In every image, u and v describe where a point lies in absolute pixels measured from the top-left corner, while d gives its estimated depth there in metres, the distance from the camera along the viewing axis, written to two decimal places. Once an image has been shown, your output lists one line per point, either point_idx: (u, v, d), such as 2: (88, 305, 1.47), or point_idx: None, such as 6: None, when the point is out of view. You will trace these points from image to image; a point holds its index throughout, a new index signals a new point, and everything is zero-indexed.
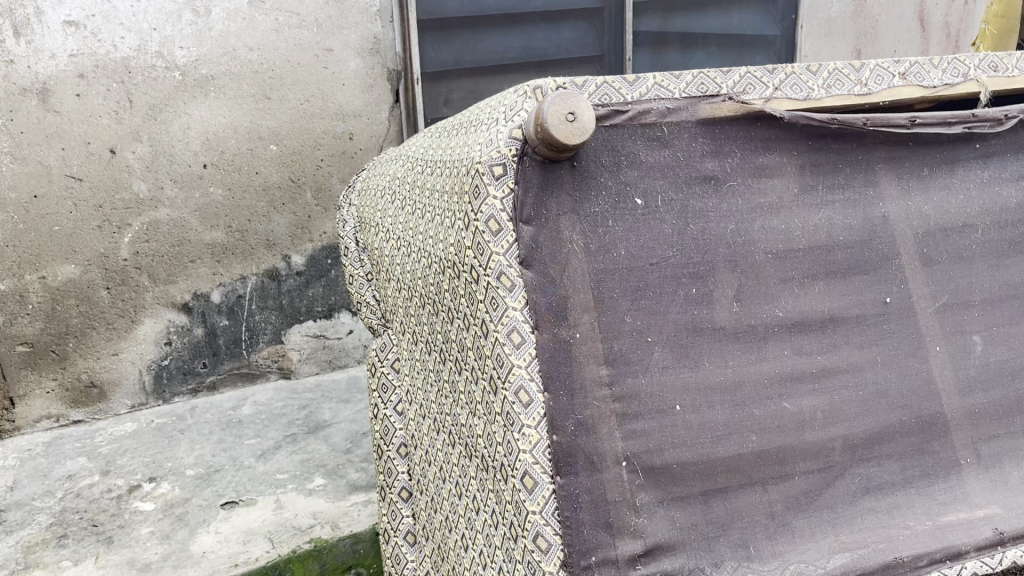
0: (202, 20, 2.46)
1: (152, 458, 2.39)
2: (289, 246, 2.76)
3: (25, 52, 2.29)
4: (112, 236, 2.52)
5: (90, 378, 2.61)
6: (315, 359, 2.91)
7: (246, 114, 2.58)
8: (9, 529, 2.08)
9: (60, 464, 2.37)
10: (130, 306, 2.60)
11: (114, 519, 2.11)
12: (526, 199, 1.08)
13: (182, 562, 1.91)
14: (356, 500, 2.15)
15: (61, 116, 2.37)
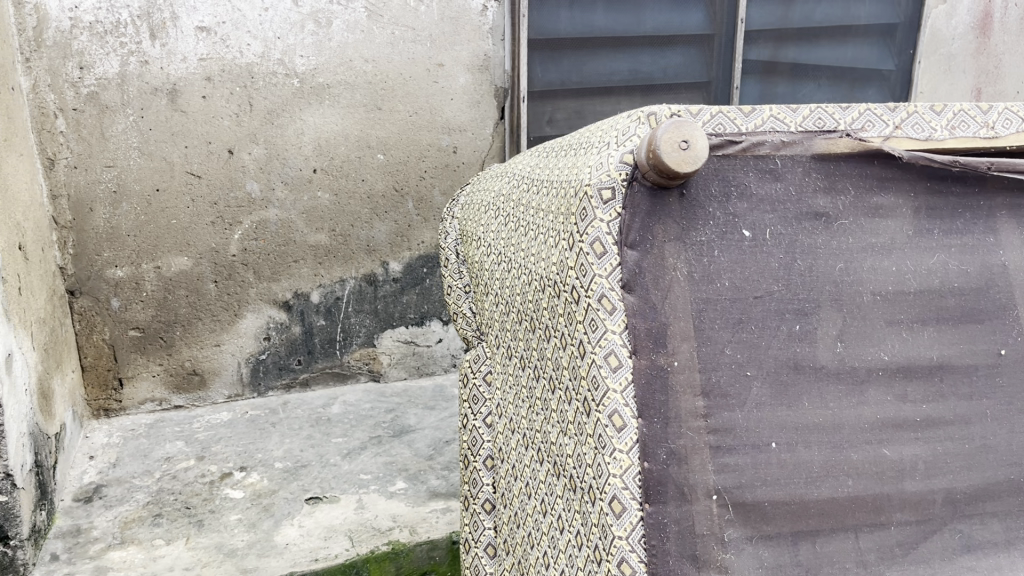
0: (323, 30, 2.56)
1: (244, 448, 2.48)
2: (388, 253, 2.83)
3: (159, 54, 2.43)
4: (224, 232, 2.63)
5: (192, 366, 2.72)
6: (404, 364, 2.97)
7: (357, 122, 2.66)
8: (109, 503, 2.20)
9: (159, 447, 2.49)
10: (235, 301, 2.71)
11: (205, 503, 2.19)
12: (633, 223, 1.09)
13: (265, 552, 1.98)
14: (435, 507, 2.18)
15: (187, 115, 2.50)
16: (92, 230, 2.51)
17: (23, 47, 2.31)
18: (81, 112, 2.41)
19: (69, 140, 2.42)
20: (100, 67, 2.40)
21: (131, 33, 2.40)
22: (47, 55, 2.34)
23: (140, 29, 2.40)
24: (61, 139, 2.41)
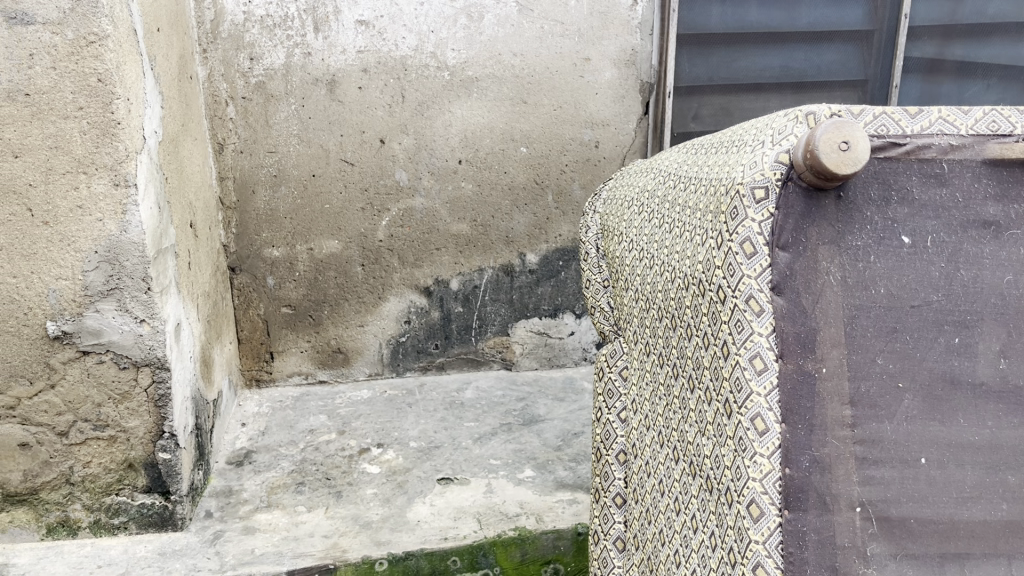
0: (474, 24, 2.62)
1: (381, 426, 2.58)
2: (525, 245, 2.86)
3: (321, 46, 2.56)
4: (372, 218, 2.74)
5: (337, 345, 2.86)
6: (536, 355, 2.99)
7: (502, 115, 2.71)
8: (258, 468, 2.34)
9: (304, 419, 2.63)
10: (380, 284, 2.82)
11: (345, 475, 2.30)
12: (786, 224, 1.06)
13: (398, 527, 2.06)
14: (562, 497, 2.20)
15: (344, 105, 2.62)
16: (253, 211, 2.68)
17: (201, 39, 2.51)
18: (249, 100, 2.58)
19: (238, 127, 2.60)
20: (268, 58, 2.55)
21: (297, 27, 2.54)
22: (221, 46, 2.52)
23: (305, 23, 2.54)
24: (230, 125, 2.59)
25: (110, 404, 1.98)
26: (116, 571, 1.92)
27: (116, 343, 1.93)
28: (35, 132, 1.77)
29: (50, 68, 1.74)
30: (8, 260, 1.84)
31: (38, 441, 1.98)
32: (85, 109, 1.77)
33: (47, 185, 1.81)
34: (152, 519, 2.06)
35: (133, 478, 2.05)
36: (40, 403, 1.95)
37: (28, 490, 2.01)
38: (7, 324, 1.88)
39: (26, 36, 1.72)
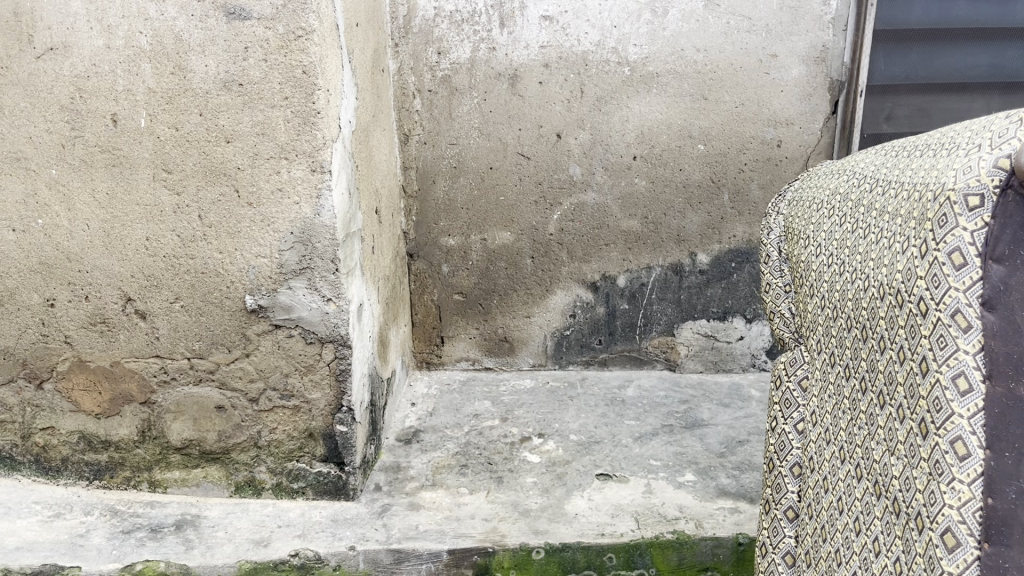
0: (658, 20, 2.59)
1: (543, 416, 2.61)
2: (697, 245, 2.80)
3: (505, 41, 2.62)
4: (545, 212, 2.77)
5: (504, 334, 2.91)
6: (702, 357, 2.92)
7: (681, 111, 2.67)
8: (425, 447, 2.44)
9: (470, 403, 2.71)
10: (548, 277, 2.84)
11: (506, 462, 2.35)
12: (1003, 234, 0.99)
13: (556, 517, 2.09)
14: (723, 505, 2.14)
15: (524, 99, 2.66)
16: (432, 200, 2.78)
17: (394, 34, 2.63)
18: (435, 93, 2.68)
19: (423, 118, 2.70)
20: (454, 52, 2.64)
21: (483, 22, 2.61)
22: (412, 41, 2.64)
23: (492, 18, 2.61)
24: (416, 116, 2.70)
25: (296, 375, 2.11)
26: (293, 532, 2.05)
27: (305, 319, 2.06)
28: (245, 119, 1.92)
29: (262, 60, 1.88)
30: (216, 237, 2.00)
31: (233, 405, 2.14)
32: (290, 99, 1.90)
33: (253, 169, 1.95)
34: (328, 487, 2.19)
35: (312, 447, 2.17)
36: (236, 369, 2.11)
37: (221, 449, 2.17)
38: (213, 295, 2.05)
39: (243, 30, 1.86)
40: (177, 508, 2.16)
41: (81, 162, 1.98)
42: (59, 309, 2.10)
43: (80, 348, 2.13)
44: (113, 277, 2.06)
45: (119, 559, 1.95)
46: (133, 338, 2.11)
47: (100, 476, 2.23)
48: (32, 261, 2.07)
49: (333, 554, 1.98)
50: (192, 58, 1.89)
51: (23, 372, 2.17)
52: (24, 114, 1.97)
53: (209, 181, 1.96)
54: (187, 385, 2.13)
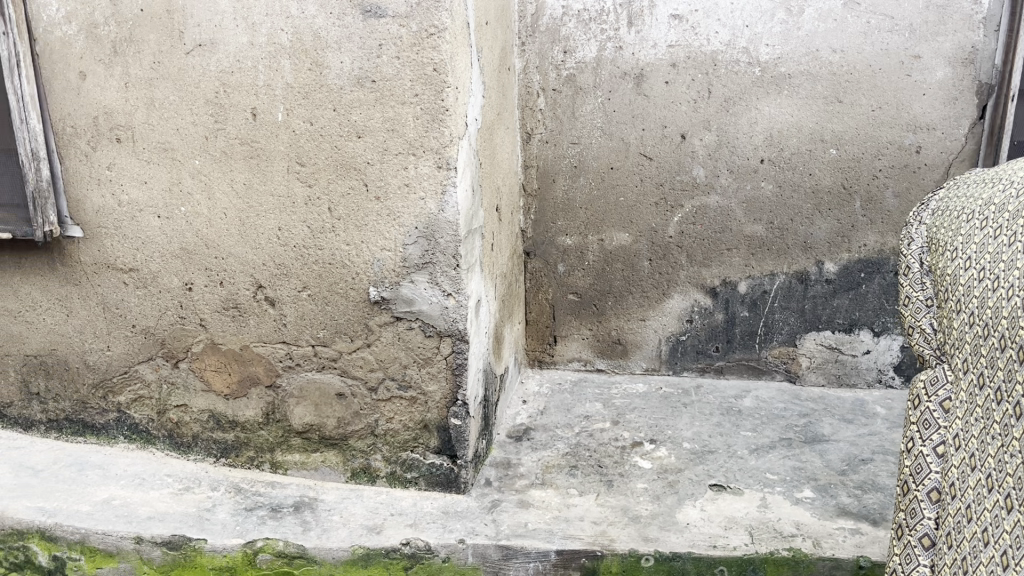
0: (793, 19, 2.51)
1: (655, 422, 2.57)
2: (824, 253, 2.69)
3: (633, 40, 2.59)
4: (665, 214, 2.73)
5: (618, 336, 2.88)
6: (824, 370, 2.80)
7: (814, 114, 2.57)
8: (536, 445, 2.44)
9: (581, 404, 2.69)
10: (666, 280, 2.79)
11: (617, 466, 2.32)
12: None
13: (667, 526, 2.05)
14: (844, 526, 2.05)
15: (649, 99, 2.63)
16: (552, 199, 2.78)
17: (521, 33, 2.65)
18: (559, 92, 2.68)
19: (546, 117, 2.71)
20: (580, 51, 2.63)
21: (611, 21, 2.59)
22: (539, 39, 2.65)
23: (620, 17, 2.58)
24: (539, 115, 2.71)
25: (414, 367, 2.15)
26: (405, 521, 2.09)
27: (425, 312, 2.09)
28: (377, 115, 1.96)
29: (395, 58, 1.91)
30: (344, 229, 2.06)
31: (352, 393, 2.20)
32: (420, 96, 1.93)
33: (382, 164, 1.99)
34: (440, 479, 2.22)
35: (426, 439, 2.21)
36: (357, 358, 2.16)
37: (340, 436, 2.23)
38: (338, 286, 2.11)
39: (378, 27, 1.90)
40: (296, 489, 2.23)
41: (222, 154, 2.08)
42: (196, 293, 2.21)
43: (213, 331, 2.23)
44: (246, 265, 2.15)
45: (241, 535, 2.04)
46: (262, 323, 2.19)
47: (226, 455, 2.33)
48: (174, 247, 2.18)
49: (443, 546, 2.00)
50: (329, 55, 1.94)
51: (161, 352, 2.29)
52: (172, 107, 2.07)
53: (340, 175, 2.02)
54: (310, 371, 2.20)
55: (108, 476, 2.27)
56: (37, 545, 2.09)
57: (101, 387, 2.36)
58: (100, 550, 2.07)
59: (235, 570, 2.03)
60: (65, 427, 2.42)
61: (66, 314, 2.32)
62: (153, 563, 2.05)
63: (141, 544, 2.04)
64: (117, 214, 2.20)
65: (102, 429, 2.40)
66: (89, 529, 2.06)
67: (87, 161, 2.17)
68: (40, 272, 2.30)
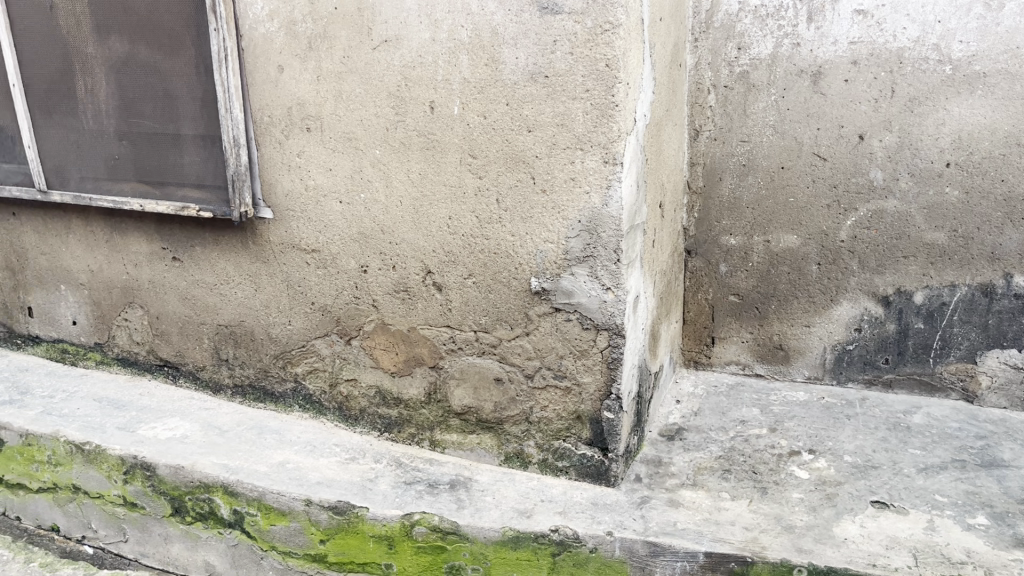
0: (992, 14, 2.35)
1: (815, 432, 2.49)
2: (1014, 265, 2.51)
3: (812, 37, 2.51)
4: (837, 217, 2.62)
5: (780, 341, 2.80)
6: (1007, 392, 2.61)
7: (1010, 116, 2.40)
8: (688, 446, 2.42)
9: (737, 408, 2.64)
10: (834, 286, 2.69)
11: (772, 473, 2.27)
12: None
13: (823, 539, 1.98)
14: (1022, 558, 1.91)
15: (826, 97, 2.54)
16: (717, 198, 2.74)
17: (695, 29, 2.63)
18: (731, 89, 2.64)
19: (716, 115, 2.67)
20: (756, 48, 2.58)
21: (789, 18, 2.52)
22: (712, 36, 2.62)
23: (799, 12, 2.51)
24: (709, 113, 2.68)
25: (570, 358, 2.18)
26: (555, 508, 2.13)
27: (584, 304, 2.12)
28: (547, 110, 2.01)
29: (569, 53, 1.95)
30: (511, 220, 2.12)
31: (509, 378, 2.26)
32: (591, 91, 1.95)
33: (550, 158, 2.04)
34: (590, 471, 2.23)
35: (579, 429, 2.24)
36: (516, 346, 2.22)
37: (496, 420, 2.30)
38: (501, 275, 2.18)
39: (554, 24, 1.95)
40: (452, 468, 2.32)
41: (401, 144, 2.19)
42: (370, 275, 2.34)
43: (384, 312, 2.36)
44: (417, 251, 2.26)
45: (400, 507, 2.15)
46: (429, 307, 2.30)
47: (389, 430, 2.46)
48: (352, 231, 2.33)
49: (591, 537, 2.03)
50: (505, 51, 2.01)
51: (335, 329, 2.45)
52: (358, 99, 2.21)
53: (509, 167, 2.09)
54: (471, 356, 2.29)
55: (284, 441, 2.44)
56: (220, 499, 2.28)
57: (281, 358, 2.55)
58: (274, 508, 2.23)
59: (393, 539, 2.14)
60: (249, 393, 2.64)
61: (254, 289, 2.52)
62: (319, 526, 2.20)
63: (310, 506, 2.19)
64: (304, 199, 2.37)
65: (280, 397, 2.60)
66: (266, 488, 2.23)
67: (280, 148, 2.35)
68: (233, 249, 2.51)
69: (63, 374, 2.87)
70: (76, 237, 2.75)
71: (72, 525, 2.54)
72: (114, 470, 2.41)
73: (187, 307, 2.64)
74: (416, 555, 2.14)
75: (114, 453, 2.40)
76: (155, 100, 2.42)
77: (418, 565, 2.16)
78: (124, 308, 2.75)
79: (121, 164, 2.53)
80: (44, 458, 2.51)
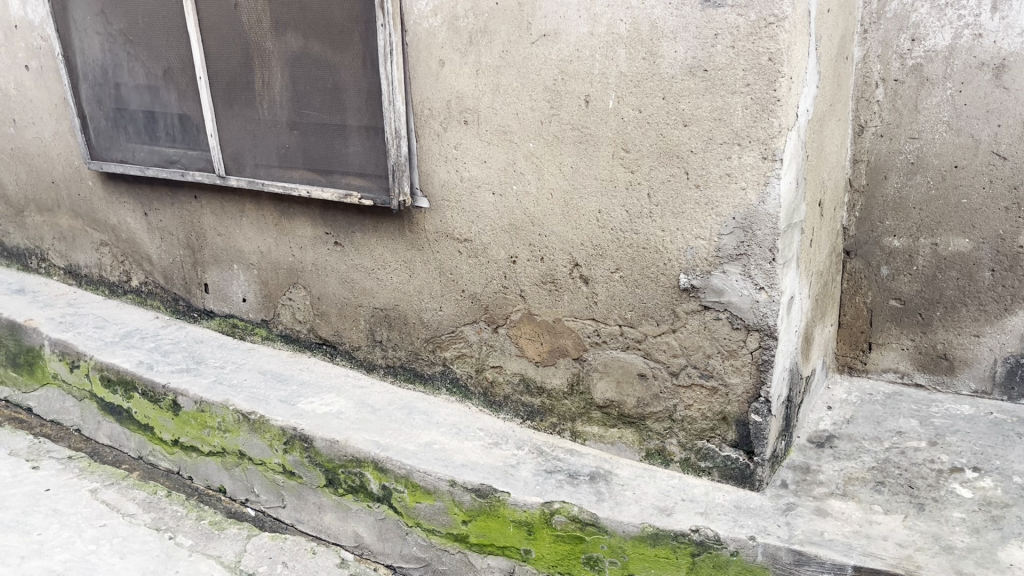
0: None
1: (980, 449, 2.34)
2: None
3: (996, 27, 2.34)
4: (1016, 221, 2.44)
5: (944, 350, 2.64)
6: None
7: None
8: (839, 455, 2.33)
9: (894, 418, 2.52)
10: (1009, 294, 2.50)
11: (930, 490, 2.15)
12: None
13: (985, 563, 1.86)
14: None
15: (1010, 92, 2.36)
16: (881, 197, 2.62)
17: (864, 19, 2.51)
18: (902, 83, 2.50)
19: (883, 110, 2.55)
20: (931, 40, 2.44)
21: (971, 6, 2.36)
22: (884, 27, 2.49)
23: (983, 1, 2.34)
24: (876, 107, 2.56)
25: (718, 357, 2.14)
26: (696, 508, 2.11)
27: (735, 304, 2.08)
28: (705, 104, 1.97)
29: (730, 47, 1.91)
30: (662, 215, 2.11)
31: (654, 374, 2.25)
32: (752, 85, 1.90)
33: (706, 153, 2.00)
34: (734, 473, 2.19)
35: (724, 430, 2.20)
36: (662, 342, 2.21)
37: (638, 415, 2.30)
38: (650, 270, 2.16)
39: (716, 17, 1.91)
40: (593, 460, 2.34)
41: (554, 138, 2.21)
42: (519, 266, 2.39)
43: (530, 302, 2.40)
44: (566, 243, 2.28)
45: (540, 495, 2.18)
46: (576, 299, 2.31)
47: (532, 418, 2.50)
48: (503, 221, 2.38)
49: (732, 540, 1.99)
50: (664, 44, 1.99)
51: (484, 316, 2.51)
52: (515, 92, 2.24)
53: (663, 162, 2.07)
54: (615, 350, 2.29)
55: (431, 423, 2.53)
56: (371, 474, 2.40)
57: (431, 342, 2.65)
58: (420, 487, 2.32)
59: (532, 526, 2.17)
60: (400, 374, 2.75)
61: (409, 275, 2.62)
62: (462, 506, 2.26)
63: (454, 487, 2.26)
64: (459, 189, 2.43)
65: (429, 380, 2.69)
66: (413, 466, 2.32)
67: (438, 140, 2.43)
68: (390, 236, 2.62)
69: (233, 347, 3.09)
70: (249, 220, 2.95)
71: (237, 488, 2.73)
72: (275, 440, 2.57)
73: (346, 290, 2.78)
74: (554, 543, 2.17)
75: (276, 423, 2.56)
76: (324, 93, 2.55)
77: (556, 553, 2.18)
78: (289, 288, 2.93)
79: (292, 153, 2.69)
80: (215, 424, 2.71)
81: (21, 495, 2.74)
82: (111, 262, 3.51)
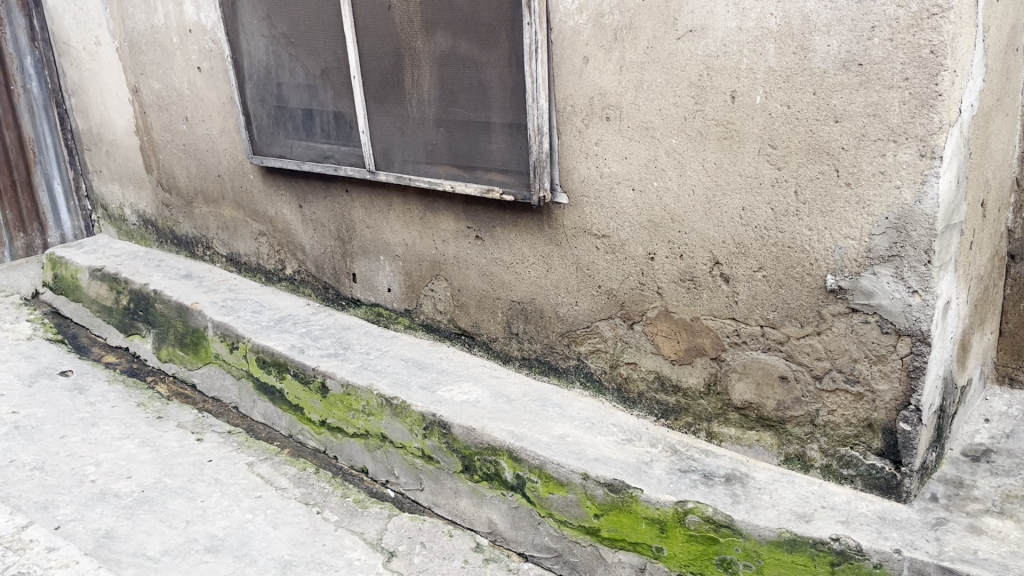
0: None
1: None
2: None
3: None
4: None
5: None
6: None
7: None
8: (997, 470, 2.19)
9: None
10: None
11: None
12: None
13: None
14: None
15: None
16: None
17: None
18: None
19: None
20: None
21: None
22: None
23: None
24: None
25: (865, 362, 2.07)
26: (836, 516, 2.05)
27: (885, 307, 2.00)
28: (859, 99, 1.91)
29: (888, 40, 1.83)
30: (809, 214, 2.05)
31: (796, 377, 2.19)
32: (911, 79, 1.82)
33: (858, 150, 1.94)
34: (879, 483, 2.11)
35: (869, 438, 2.12)
36: (805, 344, 2.15)
37: (778, 418, 2.25)
38: (795, 270, 2.11)
39: (873, 9, 1.83)
40: (729, 462, 2.31)
41: (698, 134, 2.19)
42: (657, 263, 2.38)
43: (668, 299, 2.39)
44: (706, 241, 2.26)
45: (674, 494, 2.17)
46: (715, 298, 2.29)
47: (666, 416, 2.49)
48: (644, 218, 2.37)
49: (876, 551, 1.92)
50: (816, 37, 1.93)
51: (620, 312, 2.52)
52: (659, 89, 2.24)
53: (812, 159, 2.01)
54: (755, 350, 2.25)
55: (565, 415, 2.57)
56: (505, 462, 2.45)
57: (567, 336, 2.68)
58: (553, 478, 2.35)
59: (665, 524, 2.17)
60: (535, 366, 2.80)
61: (547, 270, 2.66)
62: (595, 500, 2.28)
63: (587, 480, 2.28)
64: (599, 185, 2.45)
65: (564, 373, 2.73)
66: (547, 457, 2.36)
67: (580, 137, 2.45)
68: (530, 230, 2.67)
69: (377, 335, 3.22)
70: (396, 213, 3.07)
71: (378, 469, 2.85)
72: (415, 425, 2.68)
73: (485, 283, 2.85)
74: (687, 542, 2.15)
75: (417, 409, 2.66)
76: (470, 91, 2.62)
77: (689, 553, 2.16)
78: (431, 280, 3.03)
79: (438, 149, 2.79)
80: (360, 407, 2.84)
81: (187, 464, 2.97)
82: (268, 251, 3.74)
